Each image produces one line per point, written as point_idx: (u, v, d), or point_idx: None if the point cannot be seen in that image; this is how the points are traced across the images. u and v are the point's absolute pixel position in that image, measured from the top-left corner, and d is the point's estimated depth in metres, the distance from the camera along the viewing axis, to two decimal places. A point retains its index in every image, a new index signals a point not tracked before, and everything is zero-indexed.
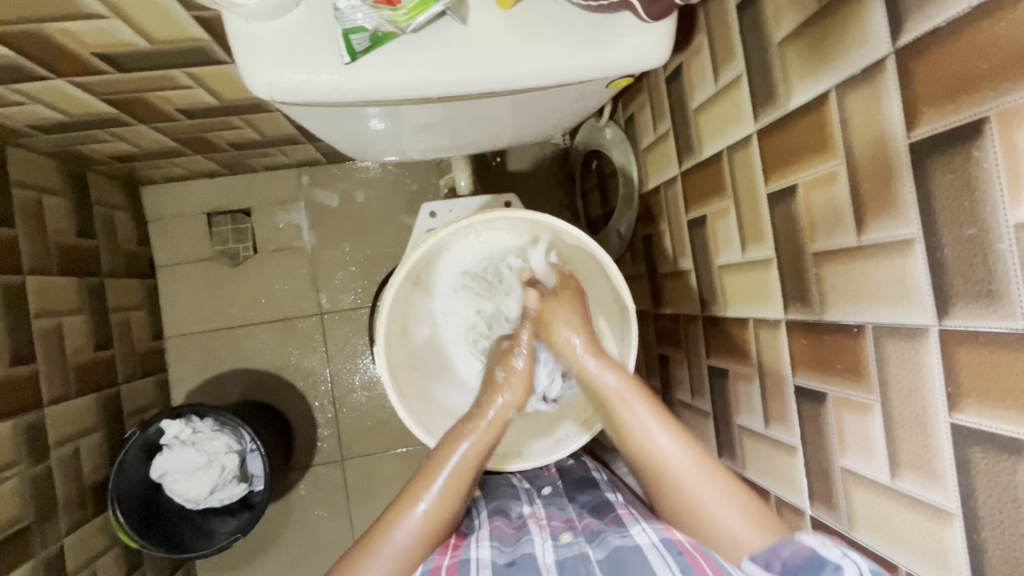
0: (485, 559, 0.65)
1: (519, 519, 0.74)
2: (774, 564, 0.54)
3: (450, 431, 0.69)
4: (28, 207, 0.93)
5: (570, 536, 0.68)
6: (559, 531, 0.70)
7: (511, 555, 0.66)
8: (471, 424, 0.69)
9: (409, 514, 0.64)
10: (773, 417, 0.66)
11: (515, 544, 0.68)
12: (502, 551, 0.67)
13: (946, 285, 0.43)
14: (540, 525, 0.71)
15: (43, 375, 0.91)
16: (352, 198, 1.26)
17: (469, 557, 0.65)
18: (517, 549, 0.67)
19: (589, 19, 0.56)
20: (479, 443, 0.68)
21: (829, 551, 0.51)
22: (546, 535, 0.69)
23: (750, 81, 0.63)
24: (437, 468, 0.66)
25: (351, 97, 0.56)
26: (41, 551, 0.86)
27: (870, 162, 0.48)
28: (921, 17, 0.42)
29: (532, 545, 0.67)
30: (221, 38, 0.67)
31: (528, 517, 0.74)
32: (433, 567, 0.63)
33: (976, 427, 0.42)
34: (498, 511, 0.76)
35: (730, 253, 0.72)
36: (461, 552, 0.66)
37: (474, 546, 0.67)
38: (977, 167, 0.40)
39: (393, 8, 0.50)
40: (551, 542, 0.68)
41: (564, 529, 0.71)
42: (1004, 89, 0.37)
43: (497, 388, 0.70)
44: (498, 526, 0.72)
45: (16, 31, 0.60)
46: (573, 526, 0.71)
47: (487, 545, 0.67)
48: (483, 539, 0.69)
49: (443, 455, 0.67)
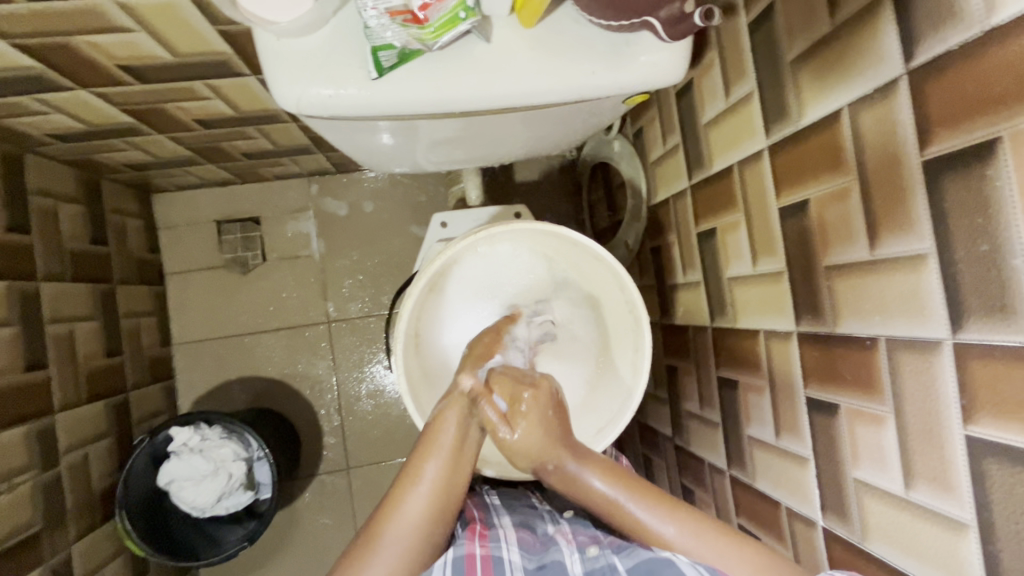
0: (517, 563, 0.64)
1: (545, 535, 0.72)
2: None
3: (437, 406, 0.71)
4: (43, 214, 0.93)
5: (597, 548, 0.64)
6: (586, 545, 0.67)
7: (540, 561, 0.64)
8: (454, 399, 0.71)
9: (415, 485, 0.65)
10: (784, 428, 0.67)
11: (542, 554, 0.66)
12: (530, 558, 0.65)
13: (961, 300, 0.44)
14: (566, 538, 0.69)
15: (55, 381, 0.92)
16: (360, 208, 1.27)
17: (501, 556, 0.64)
18: (545, 556, 0.65)
19: (607, 37, 0.57)
20: (461, 419, 0.70)
21: None
22: (572, 548, 0.66)
23: (762, 98, 0.65)
24: (436, 441, 0.68)
25: (375, 111, 0.57)
26: (49, 558, 0.86)
27: (882, 177, 0.50)
28: (934, 40, 0.44)
29: (561, 553, 0.65)
30: (244, 51, 0.68)
31: (554, 533, 0.72)
32: (465, 554, 0.63)
33: (991, 438, 0.43)
34: (523, 524, 0.74)
35: (741, 266, 0.73)
36: (492, 547, 0.65)
37: (504, 545, 0.66)
38: (989, 185, 0.41)
39: (421, 27, 0.51)
40: (578, 555, 0.64)
41: (590, 543, 0.67)
42: (1015, 112, 0.38)
43: (471, 366, 0.74)
44: (523, 535, 0.71)
45: (44, 42, 0.61)
46: (599, 540, 0.68)
47: (516, 549, 0.66)
48: (512, 543, 0.67)
49: (433, 432, 0.69)
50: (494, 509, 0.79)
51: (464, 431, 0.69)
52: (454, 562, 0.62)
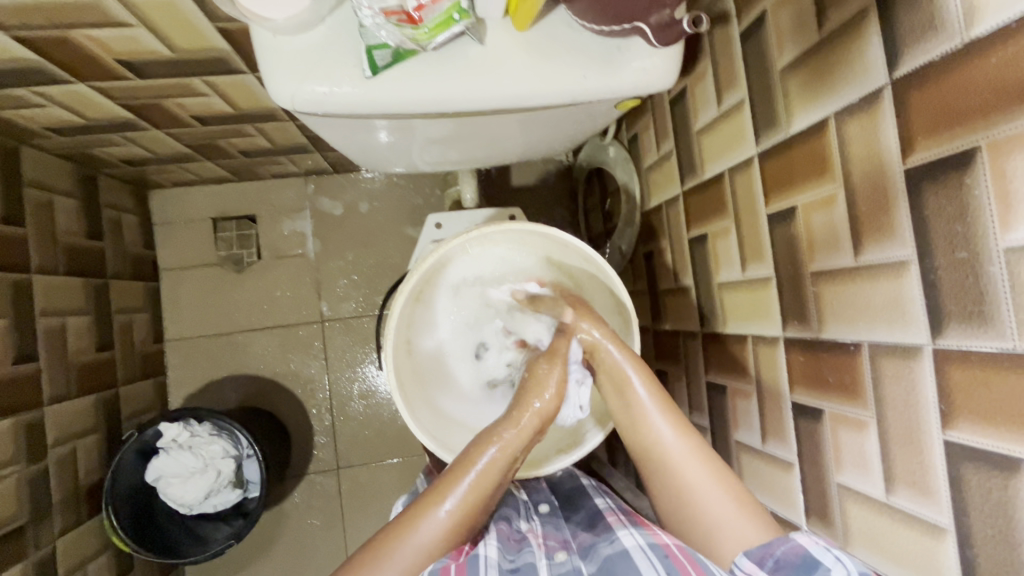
0: (492, 559, 0.65)
1: (519, 531, 0.74)
2: (767, 562, 0.55)
3: (479, 437, 0.67)
4: (38, 206, 0.94)
5: (565, 554, 0.68)
6: (555, 550, 0.70)
7: (514, 562, 0.66)
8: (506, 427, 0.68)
9: (437, 508, 0.63)
10: (770, 433, 0.68)
11: (516, 554, 0.68)
12: (505, 556, 0.67)
13: (940, 307, 0.44)
14: (538, 541, 0.71)
15: (45, 374, 0.92)
16: (356, 208, 1.27)
17: (477, 552, 0.65)
18: (519, 558, 0.67)
19: (600, 43, 0.58)
20: (507, 449, 0.66)
21: (820, 553, 0.52)
22: (543, 552, 0.69)
23: (752, 105, 0.66)
24: (469, 473, 0.64)
25: (369, 109, 0.57)
26: (33, 553, 0.86)
27: (866, 185, 0.50)
28: (916, 52, 0.45)
29: (534, 555, 0.67)
30: (241, 48, 0.69)
31: (527, 532, 0.73)
32: (445, 567, 0.60)
33: (969, 443, 0.43)
34: (500, 518, 0.75)
35: (730, 271, 0.74)
36: (469, 545, 0.66)
37: (482, 542, 0.67)
38: (968, 195, 0.42)
39: (416, 27, 0.52)
40: (547, 560, 0.68)
41: (559, 547, 0.70)
42: (994, 122, 0.39)
43: (531, 401, 0.70)
44: (500, 529, 0.72)
45: (43, 35, 0.62)
46: (568, 545, 0.70)
47: (493, 546, 0.67)
48: (490, 539, 0.69)
49: (472, 457, 0.66)
50: None
51: (513, 461, 0.67)
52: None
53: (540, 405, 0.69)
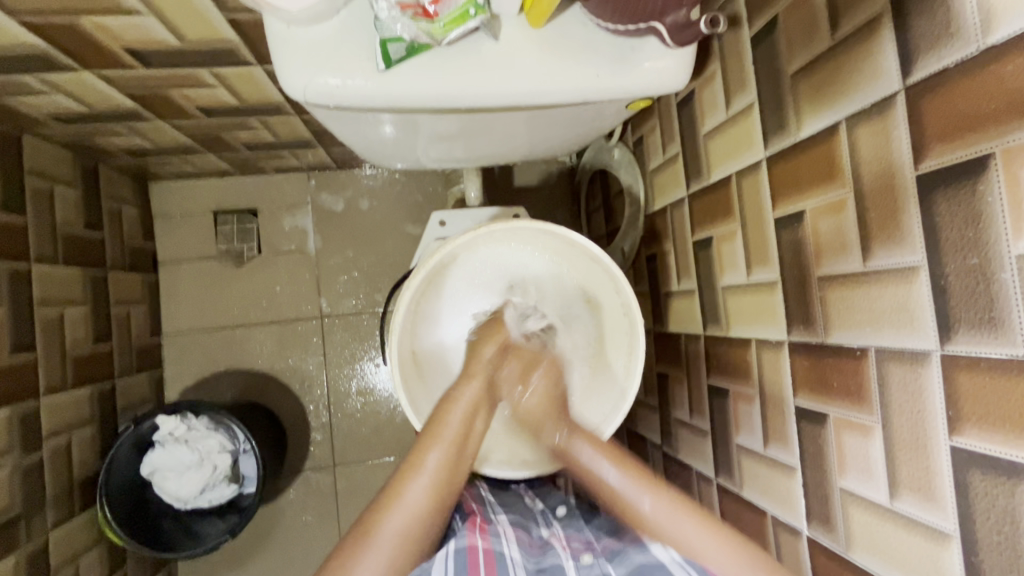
0: (517, 560, 0.65)
1: (540, 538, 0.73)
2: None
3: (441, 401, 0.70)
4: (38, 195, 0.93)
5: (591, 556, 0.66)
6: (580, 552, 0.68)
7: (538, 563, 0.65)
8: (460, 392, 0.71)
9: (417, 476, 0.64)
10: (772, 437, 0.68)
11: (540, 556, 0.67)
12: (529, 559, 0.66)
13: (950, 313, 0.45)
14: (562, 544, 0.70)
15: (41, 365, 0.91)
16: (357, 205, 1.27)
17: (502, 551, 0.65)
18: (543, 560, 0.66)
19: (612, 43, 0.58)
20: (467, 414, 0.70)
21: None
22: (568, 554, 0.68)
23: (761, 109, 0.66)
24: (439, 432, 0.67)
25: (381, 103, 0.57)
26: (25, 544, 0.84)
27: (877, 191, 0.50)
28: (931, 58, 0.45)
29: (558, 557, 0.66)
30: (250, 39, 0.69)
31: (548, 537, 0.73)
32: (467, 546, 0.64)
33: (975, 448, 0.43)
34: (519, 523, 0.74)
35: (735, 274, 0.74)
36: (493, 542, 0.66)
37: (505, 541, 0.67)
38: (980, 203, 0.42)
39: (431, 21, 0.53)
40: (573, 561, 0.66)
41: (584, 550, 0.69)
42: (1009, 129, 0.39)
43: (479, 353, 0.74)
44: (520, 535, 0.71)
45: (50, 21, 0.62)
46: (592, 547, 0.69)
47: (516, 547, 0.67)
48: (512, 540, 0.68)
49: (438, 420, 0.68)
50: (489, 505, 0.78)
51: (468, 426, 0.69)
52: (455, 555, 0.62)
53: (491, 353, 0.74)
